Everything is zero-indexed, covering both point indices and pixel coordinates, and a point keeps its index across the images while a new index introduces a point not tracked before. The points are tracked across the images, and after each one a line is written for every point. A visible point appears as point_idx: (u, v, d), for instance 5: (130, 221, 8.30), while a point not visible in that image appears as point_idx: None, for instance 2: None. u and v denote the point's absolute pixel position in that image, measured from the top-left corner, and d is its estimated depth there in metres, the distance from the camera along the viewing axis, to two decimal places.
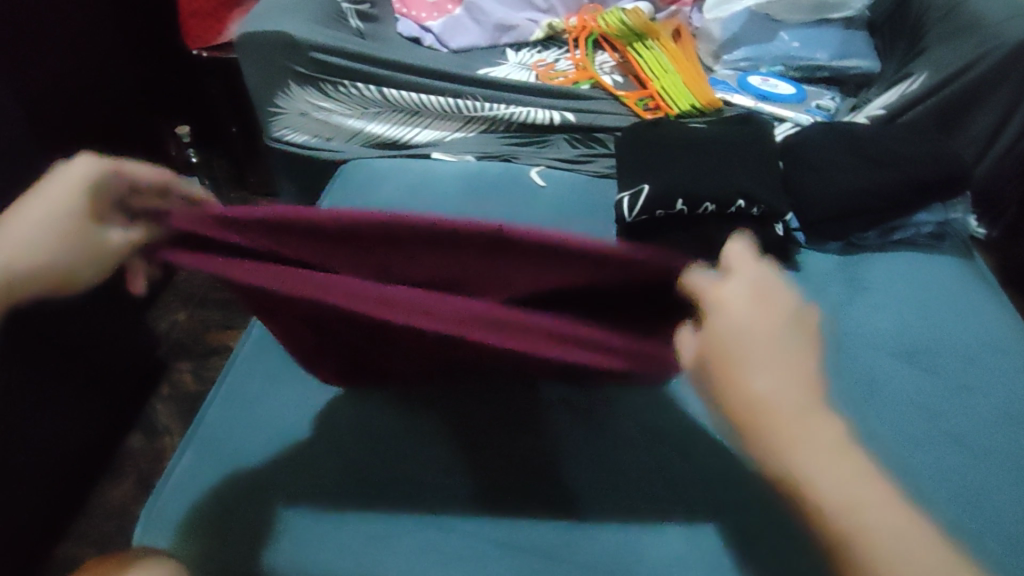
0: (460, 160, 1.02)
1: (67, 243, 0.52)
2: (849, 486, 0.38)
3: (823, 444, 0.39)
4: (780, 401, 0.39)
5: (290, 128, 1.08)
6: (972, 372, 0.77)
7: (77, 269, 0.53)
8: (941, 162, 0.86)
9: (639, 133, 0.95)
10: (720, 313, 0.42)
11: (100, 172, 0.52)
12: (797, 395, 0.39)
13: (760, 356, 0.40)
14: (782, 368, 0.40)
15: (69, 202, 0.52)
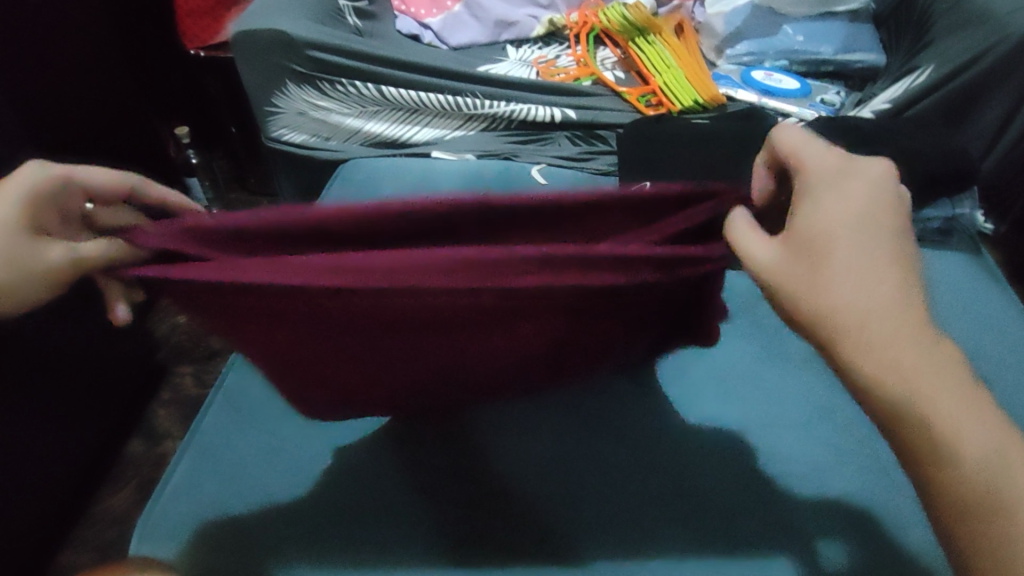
0: (460, 159, 1.00)
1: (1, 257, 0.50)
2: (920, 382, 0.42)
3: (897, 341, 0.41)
4: (863, 305, 0.41)
5: (288, 128, 1.07)
6: (982, 370, 0.75)
7: (14, 286, 0.51)
8: (949, 159, 0.85)
9: (641, 130, 0.94)
10: (811, 209, 0.43)
11: (46, 180, 0.53)
12: (879, 294, 0.41)
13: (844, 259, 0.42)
14: (865, 267, 0.42)
15: (5, 209, 0.51)
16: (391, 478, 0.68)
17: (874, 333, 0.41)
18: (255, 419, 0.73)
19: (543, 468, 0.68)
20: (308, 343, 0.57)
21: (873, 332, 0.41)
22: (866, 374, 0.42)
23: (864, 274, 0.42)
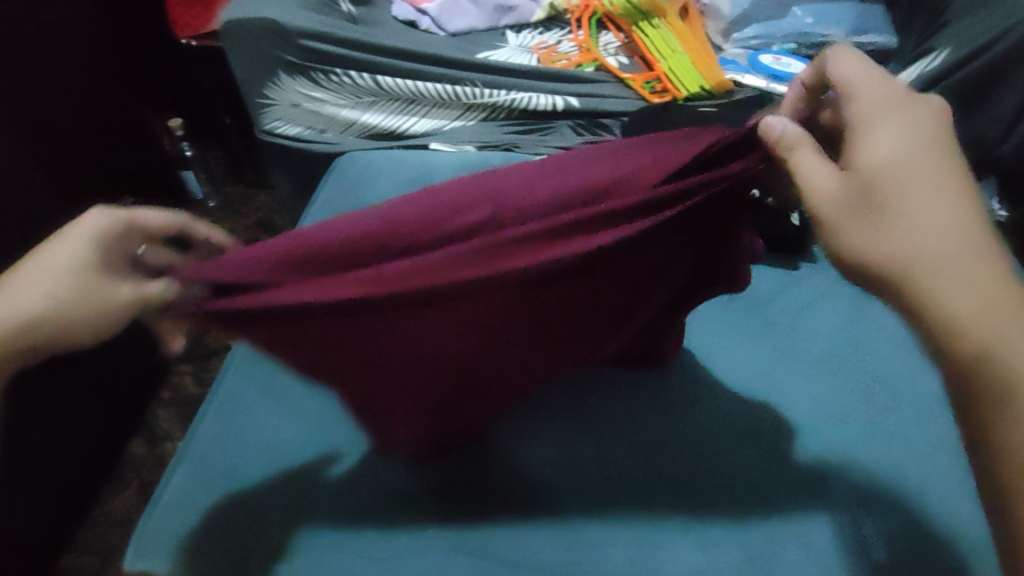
0: (459, 151, 0.97)
1: (59, 297, 0.51)
2: (969, 296, 0.43)
3: (951, 256, 0.44)
4: (940, 231, 0.44)
5: (282, 120, 1.03)
6: None
7: (68, 326, 0.52)
8: None
9: (648, 119, 0.90)
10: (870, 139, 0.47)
11: (113, 223, 0.54)
12: (943, 213, 0.45)
13: (905, 182, 0.45)
14: (934, 187, 0.45)
15: (72, 250, 0.52)
16: (393, 495, 0.66)
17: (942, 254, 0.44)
18: (252, 426, 0.70)
19: (550, 475, 0.67)
20: (340, 343, 0.57)
21: (927, 252, 0.44)
22: (956, 303, 0.43)
23: (937, 195, 0.45)
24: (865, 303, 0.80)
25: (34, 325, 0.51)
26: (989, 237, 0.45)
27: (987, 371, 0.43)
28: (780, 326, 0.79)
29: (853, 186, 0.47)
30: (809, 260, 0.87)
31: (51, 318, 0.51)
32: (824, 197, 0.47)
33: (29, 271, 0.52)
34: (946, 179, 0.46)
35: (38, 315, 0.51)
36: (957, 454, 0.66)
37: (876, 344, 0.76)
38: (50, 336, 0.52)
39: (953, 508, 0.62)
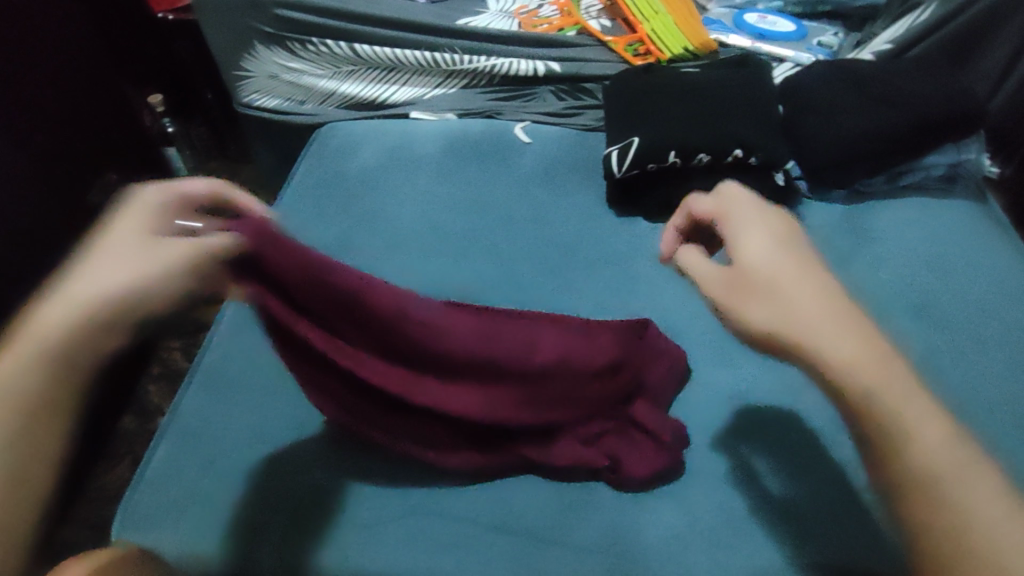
0: (440, 119, 0.96)
1: (116, 271, 0.45)
2: (843, 354, 0.44)
3: (827, 327, 0.45)
4: (811, 300, 0.46)
5: (260, 92, 1.03)
6: (984, 323, 0.72)
7: (140, 297, 0.45)
8: (954, 99, 0.80)
9: (628, 82, 0.89)
10: (742, 241, 0.50)
11: (160, 195, 0.50)
12: (819, 294, 0.46)
13: (781, 273, 0.47)
14: (799, 276, 0.47)
15: (120, 227, 0.47)
16: (373, 461, 0.64)
17: (819, 326, 0.45)
18: (234, 398, 0.70)
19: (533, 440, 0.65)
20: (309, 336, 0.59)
21: (802, 326, 0.45)
22: (834, 354, 0.44)
23: (811, 278, 0.47)
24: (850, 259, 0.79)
25: (99, 307, 0.44)
26: (856, 312, 0.46)
27: (883, 423, 0.44)
28: None
29: (736, 278, 0.48)
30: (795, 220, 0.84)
31: (120, 294, 0.45)
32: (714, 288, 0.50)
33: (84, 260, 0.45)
34: (812, 270, 0.48)
35: (106, 293, 0.44)
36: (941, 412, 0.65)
37: (863, 300, 0.75)
38: (120, 320, 0.45)
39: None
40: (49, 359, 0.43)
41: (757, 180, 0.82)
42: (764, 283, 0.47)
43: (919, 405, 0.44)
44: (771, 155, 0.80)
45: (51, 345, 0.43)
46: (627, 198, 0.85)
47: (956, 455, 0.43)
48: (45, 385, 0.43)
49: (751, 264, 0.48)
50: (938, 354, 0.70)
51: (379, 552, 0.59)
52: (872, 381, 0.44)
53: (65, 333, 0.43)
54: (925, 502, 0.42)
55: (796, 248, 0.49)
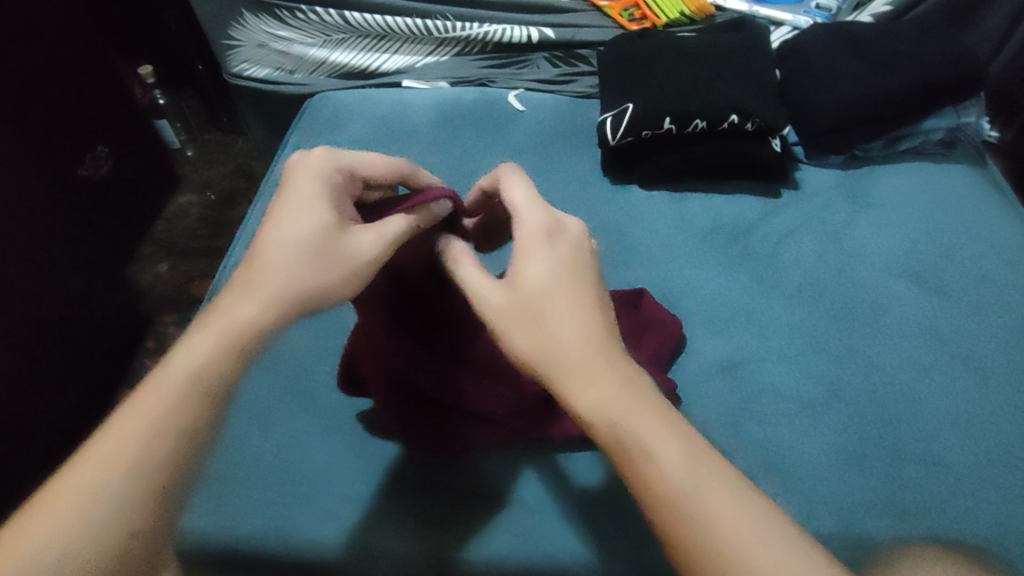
0: (432, 88, 0.95)
1: (326, 260, 0.43)
2: (603, 397, 0.38)
3: (589, 358, 0.39)
4: (576, 322, 0.41)
5: (249, 62, 1.02)
6: (982, 291, 0.72)
7: (340, 291, 0.43)
8: (955, 62, 0.78)
9: (625, 48, 0.87)
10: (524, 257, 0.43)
11: (335, 167, 0.47)
12: (585, 316, 0.41)
13: (549, 292, 0.42)
14: (569, 297, 0.41)
15: (322, 205, 0.45)
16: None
17: (581, 365, 0.39)
18: None
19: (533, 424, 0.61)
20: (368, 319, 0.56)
21: (572, 358, 0.39)
22: (588, 397, 0.38)
23: (569, 300, 0.41)
24: (847, 227, 0.78)
25: (301, 298, 0.42)
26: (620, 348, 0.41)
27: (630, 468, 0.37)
28: (759, 255, 0.76)
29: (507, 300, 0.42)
30: (791, 185, 0.83)
31: (318, 287, 0.42)
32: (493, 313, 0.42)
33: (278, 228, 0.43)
34: (586, 282, 0.43)
35: (318, 284, 0.42)
36: (932, 380, 0.66)
37: (859, 267, 0.74)
38: (313, 312, 0.43)
39: (931, 444, 0.62)
40: (242, 344, 0.40)
41: (754, 146, 0.81)
42: (530, 299, 0.41)
43: (709, 469, 0.37)
44: (768, 120, 0.79)
45: (248, 332, 0.40)
46: (622, 165, 0.84)
47: (742, 510, 0.35)
48: (234, 371, 0.40)
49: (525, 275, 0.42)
50: (933, 322, 0.70)
51: (372, 521, 0.58)
52: (598, 408, 0.38)
53: (265, 315, 0.41)
54: (689, 545, 0.35)
55: (574, 274, 0.43)
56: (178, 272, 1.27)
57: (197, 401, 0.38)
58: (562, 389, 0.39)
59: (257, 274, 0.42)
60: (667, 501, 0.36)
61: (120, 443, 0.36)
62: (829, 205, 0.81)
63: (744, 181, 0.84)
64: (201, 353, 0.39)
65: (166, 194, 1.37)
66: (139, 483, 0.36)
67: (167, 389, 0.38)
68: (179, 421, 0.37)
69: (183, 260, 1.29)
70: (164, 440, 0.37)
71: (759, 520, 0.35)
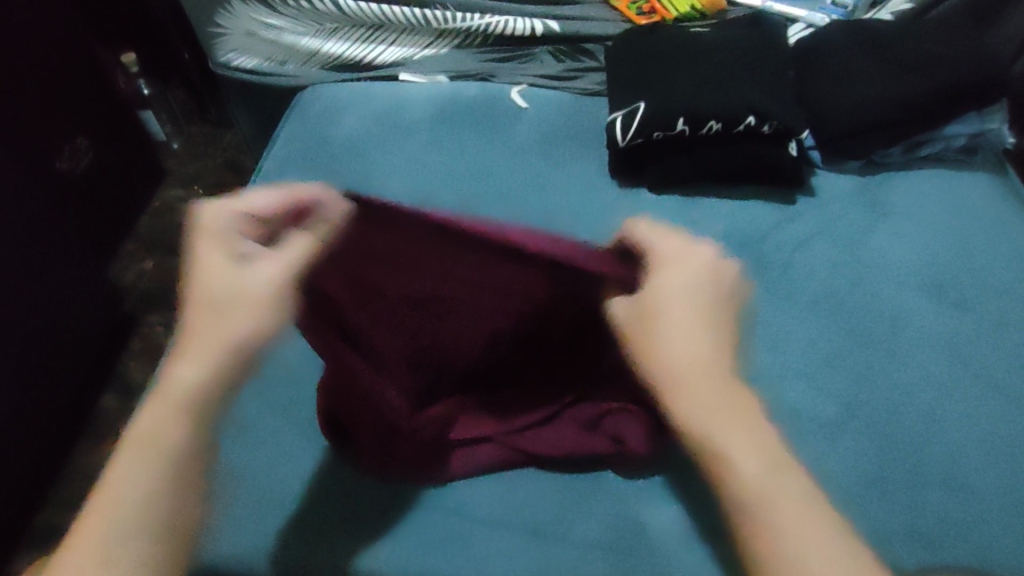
0: (431, 82, 0.91)
1: (239, 309, 0.44)
2: (722, 422, 0.40)
3: (711, 380, 0.41)
4: (700, 346, 0.42)
5: (237, 51, 0.96)
6: (1007, 306, 0.69)
7: (259, 335, 0.44)
8: (979, 63, 0.75)
9: (633, 42, 0.83)
10: (661, 272, 0.45)
11: (221, 217, 0.47)
12: (703, 340, 0.42)
13: (671, 312, 0.43)
14: (697, 317, 0.43)
15: (214, 261, 0.45)
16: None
17: (700, 383, 0.41)
18: None
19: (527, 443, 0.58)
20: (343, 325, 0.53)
21: (692, 379, 0.41)
22: (694, 414, 0.41)
23: (697, 318, 0.43)
24: (865, 235, 0.75)
25: (227, 352, 0.43)
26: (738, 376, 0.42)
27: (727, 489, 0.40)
28: (773, 264, 0.72)
29: (634, 312, 0.45)
30: (809, 192, 0.80)
31: (236, 337, 0.43)
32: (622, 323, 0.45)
33: (194, 296, 0.44)
34: (713, 306, 0.44)
35: (239, 334, 0.43)
36: (956, 399, 0.62)
37: (877, 277, 0.71)
38: (242, 358, 0.44)
39: (958, 471, 0.58)
40: (192, 407, 0.43)
41: (769, 148, 0.78)
42: (655, 316, 0.44)
43: (805, 508, 0.39)
44: (785, 122, 0.76)
45: (195, 394, 0.43)
46: (630, 167, 0.80)
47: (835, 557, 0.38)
48: (190, 430, 0.43)
49: (655, 291, 0.45)
50: (955, 337, 0.67)
51: (367, 552, 0.55)
52: (700, 430, 0.40)
53: (207, 378, 0.43)
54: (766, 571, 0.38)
55: (705, 293, 0.44)
56: (164, 270, 1.22)
57: (166, 464, 0.43)
58: (668, 400, 0.42)
59: (193, 339, 0.44)
60: (764, 532, 0.39)
61: (103, 514, 0.41)
62: (845, 212, 0.77)
63: (758, 186, 0.80)
64: (157, 423, 0.43)
65: (151, 190, 1.31)
66: (125, 547, 0.40)
67: (137, 460, 0.42)
68: (151, 485, 0.42)
69: (169, 256, 1.24)
70: (146, 503, 0.42)
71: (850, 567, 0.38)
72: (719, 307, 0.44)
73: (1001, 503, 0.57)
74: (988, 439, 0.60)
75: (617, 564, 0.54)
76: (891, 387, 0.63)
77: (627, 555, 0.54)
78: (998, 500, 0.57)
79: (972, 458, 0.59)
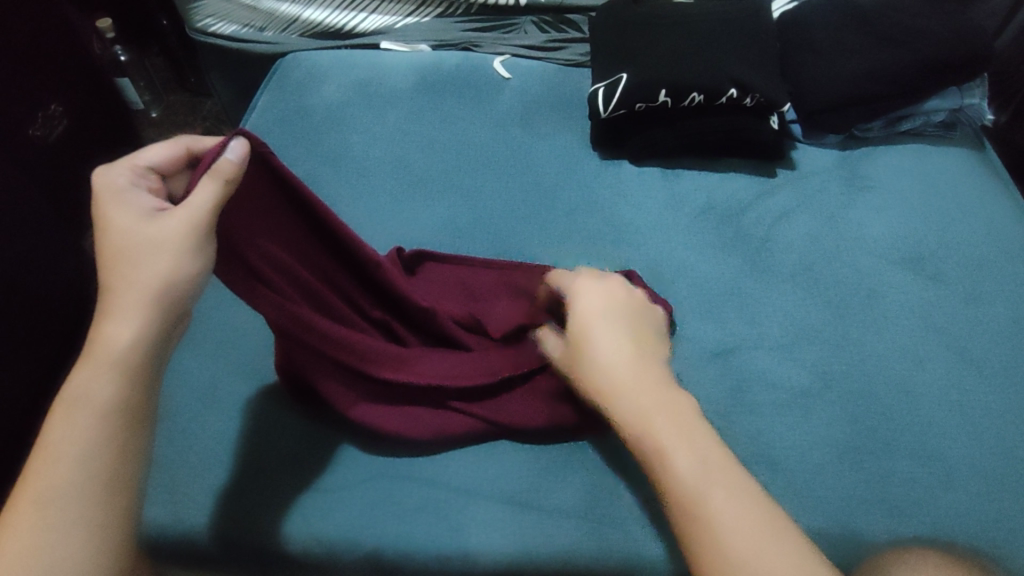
0: (413, 51, 0.89)
1: (163, 253, 0.42)
2: (655, 420, 0.44)
3: (636, 386, 0.46)
4: (620, 352, 0.47)
5: (214, 16, 0.93)
6: (980, 279, 0.70)
7: (184, 279, 0.43)
8: (962, 39, 0.75)
9: (617, 12, 0.82)
10: (577, 298, 0.51)
11: (120, 180, 0.45)
12: (625, 349, 0.48)
13: (593, 329, 0.49)
14: (617, 331, 0.49)
15: (120, 218, 0.43)
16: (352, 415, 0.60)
17: (628, 383, 0.46)
18: (187, 353, 0.64)
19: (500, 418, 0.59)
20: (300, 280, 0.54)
21: (620, 380, 0.46)
22: (627, 410, 0.45)
23: (616, 332, 0.49)
24: (844, 209, 0.75)
25: (151, 295, 0.42)
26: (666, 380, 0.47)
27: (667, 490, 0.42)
28: (754, 237, 0.72)
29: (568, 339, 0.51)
30: (789, 165, 0.80)
31: (157, 280, 0.42)
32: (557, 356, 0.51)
33: (115, 250, 0.43)
34: (626, 322, 0.50)
35: (164, 277, 0.42)
36: (929, 371, 0.63)
37: (855, 250, 0.72)
38: (167, 301, 0.43)
39: (930, 442, 0.59)
40: (125, 356, 0.42)
41: (751, 122, 0.77)
42: (580, 337, 0.49)
43: (736, 483, 0.42)
44: (768, 96, 0.75)
45: (126, 343, 0.42)
46: (612, 140, 0.80)
47: (755, 519, 0.40)
48: (123, 383, 0.42)
49: (576, 313, 0.50)
50: (930, 311, 0.67)
51: (349, 518, 0.55)
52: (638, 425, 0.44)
53: (141, 329, 0.42)
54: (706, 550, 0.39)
55: (616, 312, 0.50)
56: None
57: (99, 418, 0.41)
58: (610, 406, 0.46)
59: (119, 291, 0.42)
60: (687, 508, 0.41)
61: (39, 472, 0.40)
62: (825, 186, 0.78)
63: (737, 159, 0.80)
64: (85, 379, 0.42)
65: None
66: (60, 500, 0.40)
67: (69, 415, 0.41)
68: (85, 440, 0.41)
69: None
70: (82, 457, 0.41)
71: (768, 530, 0.39)
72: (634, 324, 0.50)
73: (966, 472, 0.58)
74: (957, 410, 0.61)
75: (594, 530, 0.55)
76: (866, 359, 0.64)
77: (601, 524, 0.55)
78: (964, 470, 0.58)
79: (942, 427, 0.60)
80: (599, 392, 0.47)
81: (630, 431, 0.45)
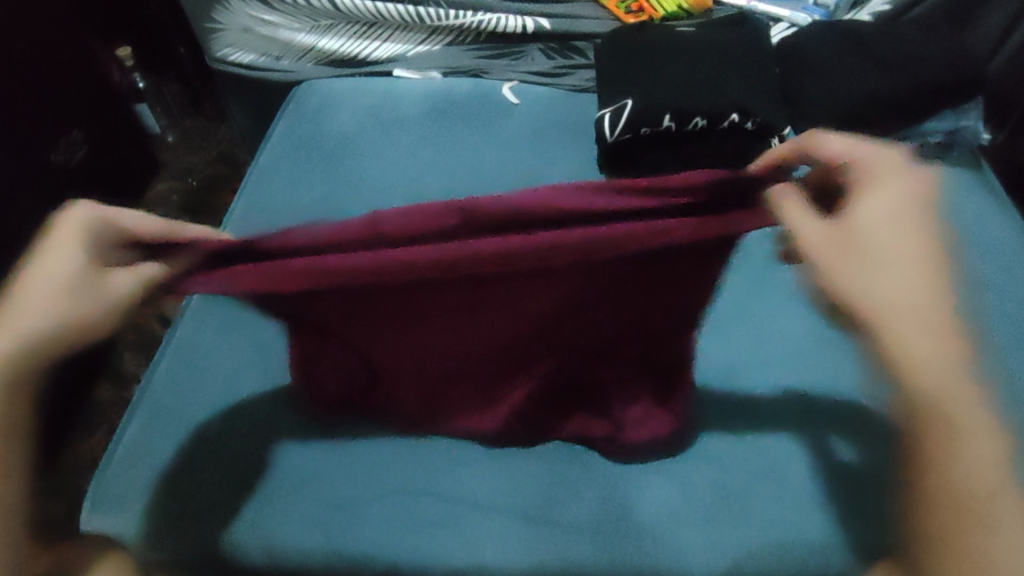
0: (425, 78, 0.92)
1: (68, 307, 0.45)
2: (938, 359, 0.45)
3: (924, 310, 0.45)
4: (916, 273, 0.44)
5: (232, 47, 0.96)
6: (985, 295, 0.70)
7: (79, 334, 0.46)
8: (956, 64, 0.78)
9: (622, 40, 0.85)
10: (870, 197, 0.45)
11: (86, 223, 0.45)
12: (915, 261, 0.45)
13: (877, 239, 0.45)
14: (902, 236, 0.45)
15: (50, 263, 0.44)
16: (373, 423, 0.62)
17: (907, 300, 0.45)
18: (207, 371, 0.66)
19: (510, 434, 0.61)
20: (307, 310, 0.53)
21: (936, 310, 0.45)
22: (914, 344, 0.45)
23: (905, 245, 0.45)
24: None
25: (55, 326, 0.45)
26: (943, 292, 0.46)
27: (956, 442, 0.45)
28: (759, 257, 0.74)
29: (838, 231, 0.46)
30: None
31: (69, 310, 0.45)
32: (808, 244, 0.47)
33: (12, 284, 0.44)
34: (916, 232, 0.45)
35: (39, 326, 0.44)
36: None
37: None
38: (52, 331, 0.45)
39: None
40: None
41: (753, 145, 0.80)
42: (857, 237, 0.45)
43: (984, 431, 0.46)
44: (768, 118, 0.78)
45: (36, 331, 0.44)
46: (616, 161, 0.82)
47: (987, 464, 0.45)
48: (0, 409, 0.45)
49: (865, 212, 0.45)
50: None
51: (367, 535, 0.57)
52: (913, 364, 0.45)
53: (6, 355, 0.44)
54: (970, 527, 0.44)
55: (916, 210, 0.45)
56: None
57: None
58: (882, 326, 0.46)
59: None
60: (954, 477, 0.45)
61: None
62: None
63: None
64: None
65: (144, 183, 1.32)
66: None
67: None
68: (10, 449, 0.46)
69: None
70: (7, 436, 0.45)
71: (1001, 486, 0.45)
72: (930, 224, 0.46)
73: None
74: None
75: (603, 542, 0.56)
76: None
77: (609, 537, 0.56)
78: None
79: None
80: (870, 310, 0.46)
81: (901, 350, 0.46)
